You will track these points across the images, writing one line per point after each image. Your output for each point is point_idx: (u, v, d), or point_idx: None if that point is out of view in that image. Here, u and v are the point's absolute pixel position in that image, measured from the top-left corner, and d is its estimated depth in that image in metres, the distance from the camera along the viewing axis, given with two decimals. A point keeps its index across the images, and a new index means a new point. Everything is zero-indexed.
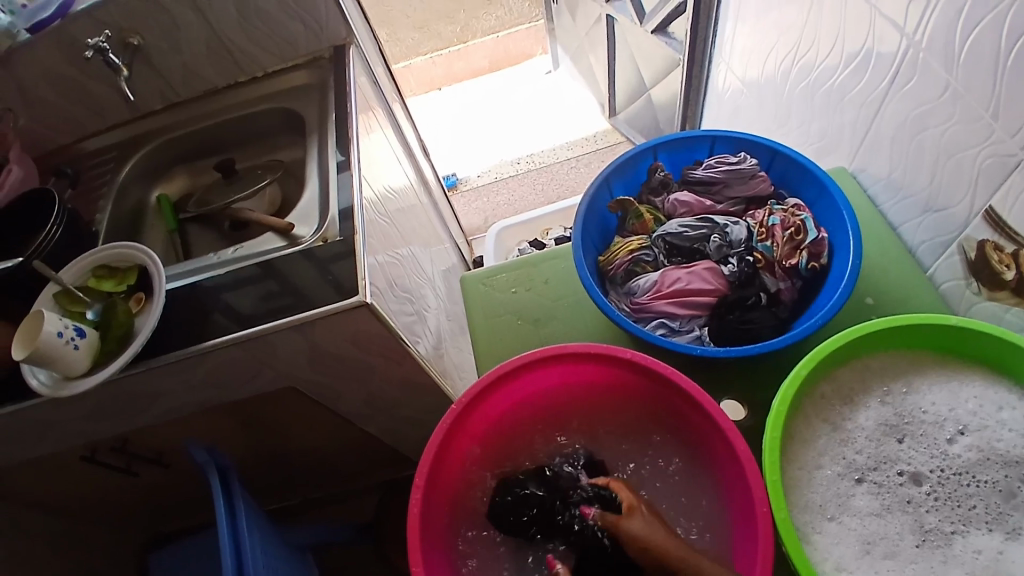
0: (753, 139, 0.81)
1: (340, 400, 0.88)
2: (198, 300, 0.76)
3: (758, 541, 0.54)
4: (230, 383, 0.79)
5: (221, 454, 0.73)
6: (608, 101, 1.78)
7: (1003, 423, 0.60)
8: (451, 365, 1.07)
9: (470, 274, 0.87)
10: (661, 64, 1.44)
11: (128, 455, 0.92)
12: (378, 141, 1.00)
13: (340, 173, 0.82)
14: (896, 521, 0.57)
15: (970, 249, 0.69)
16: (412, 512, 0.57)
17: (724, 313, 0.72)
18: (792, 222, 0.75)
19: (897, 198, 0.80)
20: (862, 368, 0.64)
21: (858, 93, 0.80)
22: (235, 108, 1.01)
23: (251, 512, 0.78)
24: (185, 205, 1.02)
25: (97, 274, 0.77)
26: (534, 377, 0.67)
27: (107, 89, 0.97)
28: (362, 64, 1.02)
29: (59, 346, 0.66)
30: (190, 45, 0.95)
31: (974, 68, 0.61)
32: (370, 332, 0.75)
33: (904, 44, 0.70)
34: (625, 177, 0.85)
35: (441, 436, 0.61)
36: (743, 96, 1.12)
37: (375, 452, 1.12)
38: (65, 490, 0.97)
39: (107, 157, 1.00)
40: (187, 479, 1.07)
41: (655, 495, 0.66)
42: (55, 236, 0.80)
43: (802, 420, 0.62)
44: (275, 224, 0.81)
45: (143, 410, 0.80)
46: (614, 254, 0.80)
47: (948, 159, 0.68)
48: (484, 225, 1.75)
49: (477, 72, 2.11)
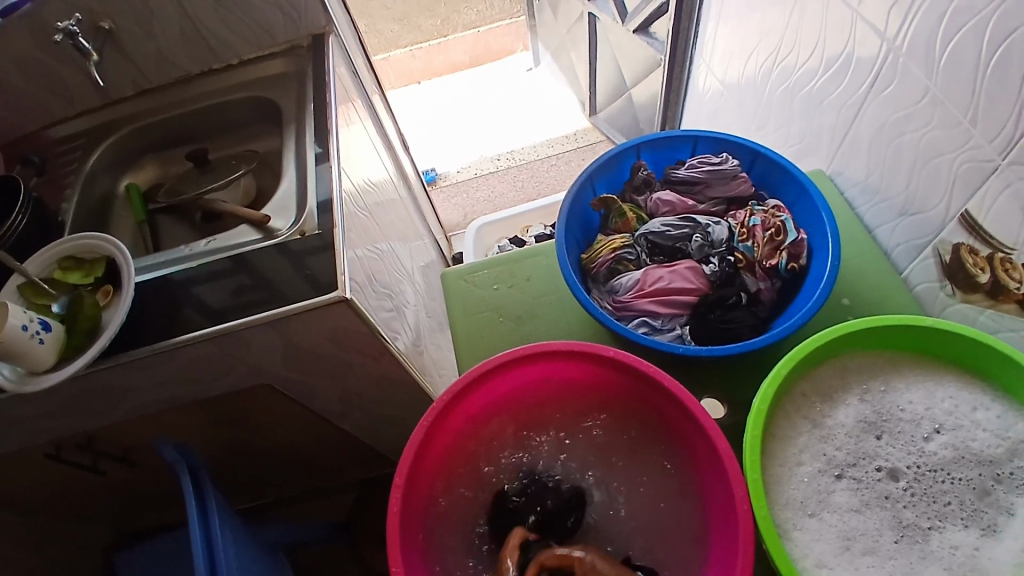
0: (735, 139, 0.81)
1: (316, 397, 0.86)
2: (170, 294, 0.73)
3: (740, 540, 0.54)
4: (203, 379, 0.76)
5: (192, 453, 0.71)
6: (588, 99, 1.78)
7: (977, 422, 0.61)
8: (429, 362, 1.06)
9: (450, 270, 0.86)
10: (643, 63, 1.44)
11: (95, 454, 0.89)
12: (358, 133, 0.98)
13: (318, 165, 0.80)
14: (874, 517, 0.58)
15: (945, 252, 0.70)
16: (391, 511, 0.56)
17: (705, 313, 0.72)
18: (773, 223, 0.75)
19: (873, 201, 0.81)
20: (841, 366, 0.65)
21: (837, 97, 0.81)
22: (208, 96, 0.98)
23: (223, 512, 0.76)
24: (155, 195, 0.99)
25: (63, 265, 0.74)
26: (516, 374, 0.67)
27: (74, 73, 0.93)
28: (342, 54, 1.00)
29: (24, 339, 0.63)
30: (164, 30, 0.92)
31: (954, 74, 0.62)
32: (348, 327, 0.73)
33: (884, 49, 0.71)
34: (608, 175, 0.85)
35: (422, 434, 0.60)
36: (723, 97, 1.13)
37: (350, 450, 1.10)
38: (26, 490, 0.93)
39: (74, 144, 0.96)
40: (156, 478, 1.04)
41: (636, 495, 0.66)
42: (20, 227, 0.77)
43: (783, 417, 0.63)
44: (251, 217, 0.79)
45: (111, 407, 0.77)
46: (596, 252, 0.79)
47: (925, 163, 0.69)
48: (463, 221, 1.73)
49: (456, 67, 2.09)
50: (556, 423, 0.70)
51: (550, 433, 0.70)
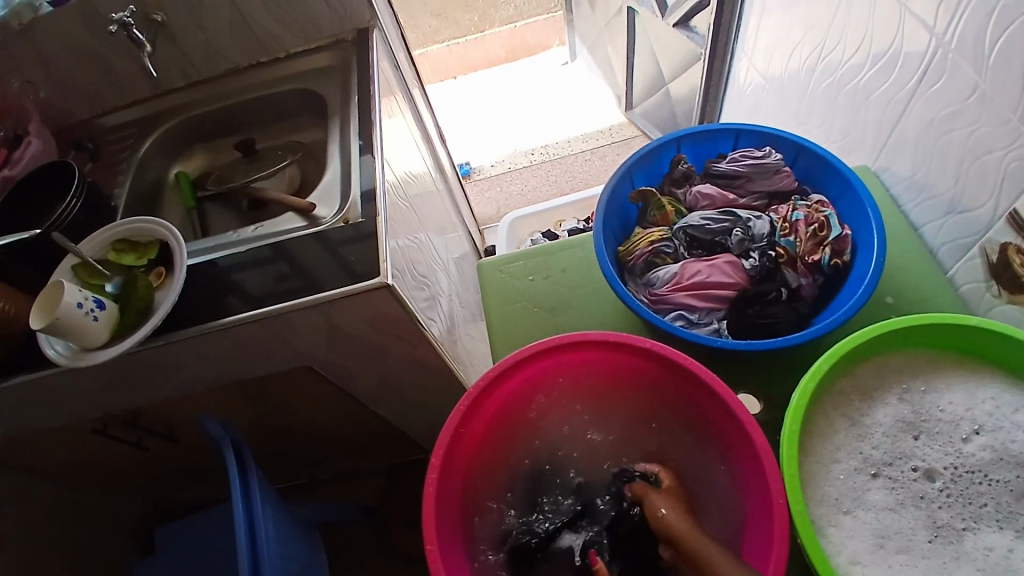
0: (778, 133, 0.80)
1: (353, 382, 0.88)
2: (217, 278, 0.76)
3: (774, 535, 0.53)
4: (246, 361, 0.79)
5: (235, 429, 0.74)
6: (625, 94, 1.77)
7: (1017, 424, 0.59)
8: (462, 351, 1.08)
9: (486, 261, 0.88)
10: (682, 58, 1.43)
11: (140, 430, 0.93)
12: (400, 126, 0.99)
13: (361, 155, 0.82)
14: (909, 516, 0.57)
15: (992, 252, 0.69)
16: (428, 492, 0.58)
17: (743, 307, 0.73)
18: (816, 218, 0.75)
19: (919, 199, 0.79)
20: (880, 365, 0.64)
21: (884, 92, 0.80)
22: (255, 87, 1.00)
23: (263, 488, 0.78)
24: (205, 182, 1.02)
25: (116, 247, 0.77)
26: (552, 362, 0.67)
27: (128, 63, 0.97)
28: (385, 48, 1.01)
29: (78, 317, 0.66)
30: (214, 22, 0.95)
31: (1005, 70, 0.61)
32: (387, 314, 0.75)
33: (933, 45, 0.69)
34: (647, 168, 0.85)
35: (458, 419, 0.61)
36: (765, 91, 1.11)
37: (383, 436, 1.12)
38: (75, 463, 0.97)
39: (127, 132, 1.00)
40: (197, 456, 1.07)
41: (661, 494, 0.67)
42: (74, 209, 0.80)
43: (820, 414, 0.62)
44: (298, 204, 0.81)
45: (159, 384, 0.80)
46: (633, 245, 0.80)
47: (973, 161, 0.68)
48: (496, 215, 1.74)
49: (493, 61, 2.10)
50: (585, 415, 0.72)
51: (581, 420, 0.72)
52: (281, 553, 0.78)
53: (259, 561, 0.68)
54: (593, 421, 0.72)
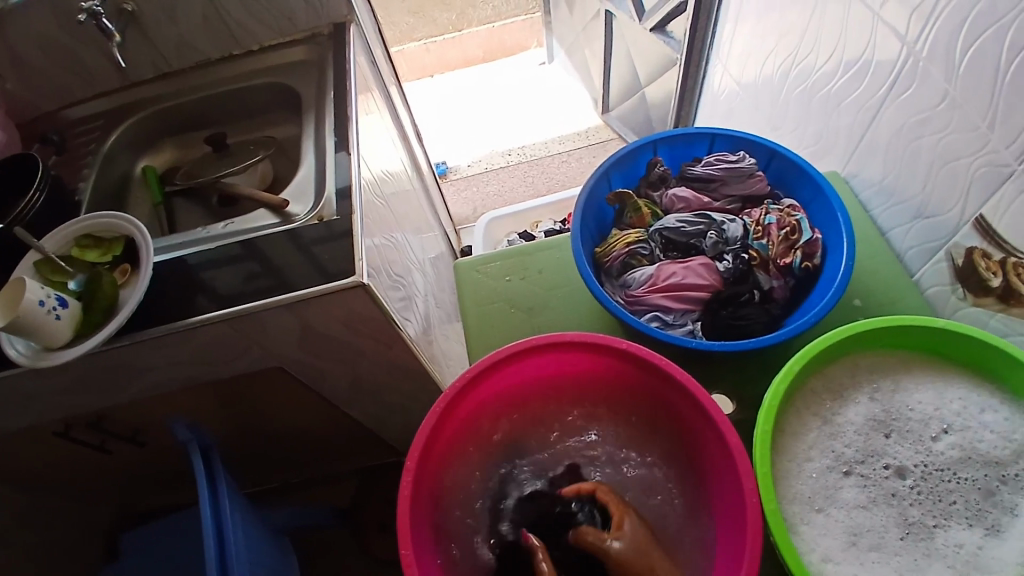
0: (752, 138, 0.82)
1: (325, 383, 0.87)
2: (186, 276, 0.74)
3: (747, 531, 0.54)
4: (216, 361, 0.77)
5: (203, 432, 0.72)
6: (602, 97, 1.78)
7: (984, 424, 0.61)
8: (438, 352, 1.07)
9: (464, 260, 0.87)
10: (658, 62, 1.44)
11: (105, 433, 0.90)
12: (376, 123, 0.98)
13: (337, 152, 0.81)
14: (881, 514, 0.58)
15: (957, 256, 0.71)
16: (403, 495, 0.57)
17: (718, 308, 0.74)
18: (788, 222, 0.76)
19: (887, 204, 0.81)
20: (852, 365, 0.66)
21: (855, 99, 0.82)
22: (227, 81, 0.98)
23: (232, 493, 0.76)
24: (172, 177, 0.99)
25: (80, 243, 0.74)
26: (528, 363, 0.67)
27: (96, 54, 0.94)
28: (362, 44, 1.00)
29: (40, 315, 0.64)
30: (186, 14, 0.93)
31: (974, 79, 0.63)
32: (362, 314, 0.74)
33: (904, 53, 0.71)
34: (624, 170, 0.85)
35: (433, 421, 0.61)
36: (739, 97, 1.13)
37: (356, 438, 1.11)
38: (35, 466, 0.94)
39: (93, 125, 0.97)
40: (163, 460, 1.05)
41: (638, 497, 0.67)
42: (37, 203, 0.78)
43: (793, 413, 0.63)
44: (270, 201, 0.80)
45: (125, 385, 0.78)
46: (610, 247, 0.80)
47: (941, 167, 0.70)
48: (472, 215, 1.74)
49: (470, 60, 2.10)
50: (574, 416, 0.72)
51: (568, 422, 0.72)
52: (251, 558, 0.76)
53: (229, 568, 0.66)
54: (579, 423, 0.71)
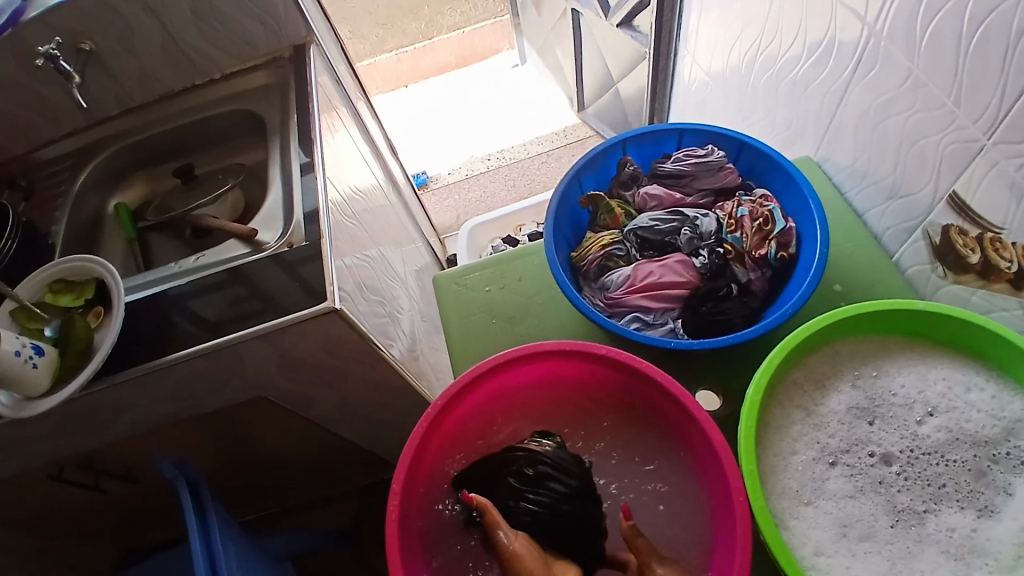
0: (720, 131, 0.81)
1: (313, 408, 0.87)
2: (160, 313, 0.73)
3: (737, 533, 0.54)
4: (198, 396, 0.77)
5: (189, 467, 0.72)
6: (577, 95, 1.77)
7: (971, 403, 0.61)
8: (426, 366, 1.06)
9: (443, 273, 0.86)
10: (628, 57, 1.44)
11: (97, 474, 0.89)
12: (343, 141, 0.98)
13: (303, 175, 0.80)
14: (870, 502, 0.58)
15: (934, 234, 0.70)
16: (390, 518, 0.57)
17: (697, 305, 0.72)
18: (760, 213, 0.75)
19: (861, 185, 0.81)
20: (832, 353, 0.65)
21: (821, 82, 0.81)
22: (193, 111, 0.98)
23: (225, 526, 0.76)
24: (144, 212, 0.99)
25: (53, 289, 0.74)
26: (510, 374, 0.66)
27: (58, 96, 0.93)
28: (324, 63, 1.00)
29: (17, 364, 0.63)
30: (144, 48, 0.92)
31: (936, 55, 0.62)
32: (340, 337, 0.73)
33: (865, 33, 0.71)
34: (595, 172, 0.85)
35: (417, 441, 0.60)
36: (709, 87, 1.13)
37: (351, 457, 1.10)
38: (30, 512, 0.93)
39: (62, 165, 0.96)
40: (159, 494, 1.04)
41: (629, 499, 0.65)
42: (12, 249, 0.78)
43: (776, 406, 0.63)
44: (238, 231, 0.79)
45: (110, 426, 0.78)
46: (586, 250, 0.79)
47: (911, 146, 0.69)
48: (456, 223, 1.73)
49: (443, 68, 2.09)
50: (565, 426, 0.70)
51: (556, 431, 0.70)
52: None
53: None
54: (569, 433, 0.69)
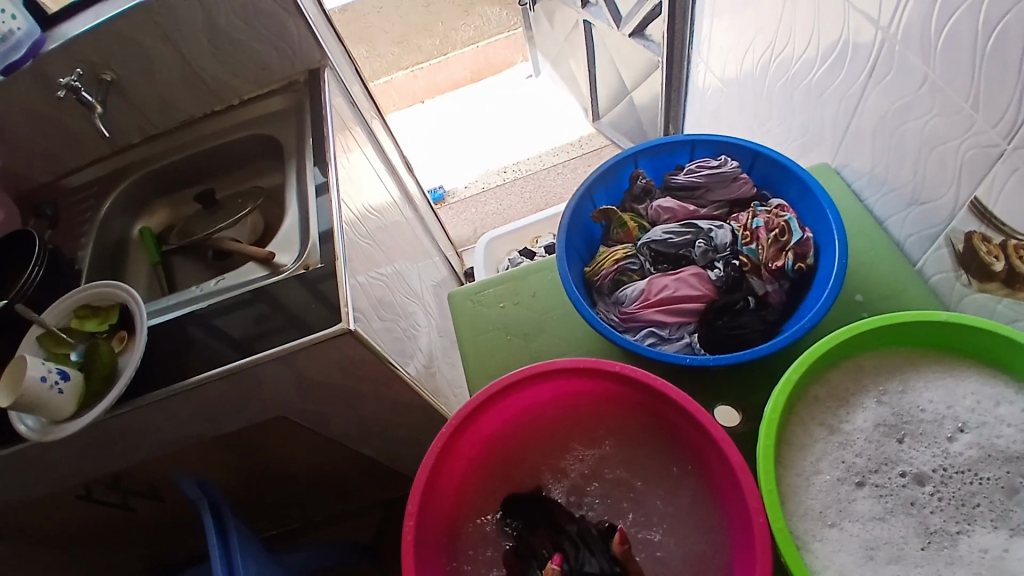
0: (733, 141, 0.80)
1: (332, 426, 0.88)
2: (181, 336, 0.75)
3: (757, 554, 0.53)
4: (219, 416, 0.78)
5: (212, 487, 0.73)
6: (591, 105, 1.77)
7: (1001, 418, 0.59)
8: (443, 382, 1.06)
9: (458, 290, 0.87)
10: (641, 66, 1.43)
11: (124, 493, 0.91)
12: (358, 161, 0.99)
13: (318, 196, 0.82)
14: (899, 524, 0.56)
15: (957, 242, 0.68)
16: (406, 540, 0.57)
17: (713, 319, 0.72)
18: (776, 224, 0.74)
19: (881, 192, 0.79)
20: (856, 369, 0.64)
21: (837, 88, 0.80)
22: (212, 136, 1.00)
23: (247, 545, 0.77)
24: (167, 237, 1.01)
25: (78, 314, 0.76)
26: (525, 393, 0.66)
27: (84, 124, 0.97)
28: (338, 85, 1.02)
29: (43, 391, 0.65)
30: (164, 77, 0.95)
31: (951, 59, 0.61)
32: (355, 357, 0.74)
33: (880, 37, 0.69)
34: (607, 186, 0.84)
35: (432, 461, 0.60)
36: (723, 94, 1.12)
37: (372, 473, 1.11)
38: (62, 531, 0.96)
39: (88, 192, 0.99)
40: (184, 511, 1.05)
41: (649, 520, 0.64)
42: (37, 278, 0.80)
43: (798, 424, 0.62)
44: (257, 254, 0.81)
45: (135, 447, 0.79)
46: (599, 265, 0.79)
47: (930, 152, 0.68)
48: (473, 236, 1.74)
49: (458, 82, 2.11)
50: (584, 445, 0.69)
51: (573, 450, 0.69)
52: None
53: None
54: (587, 452, 0.69)
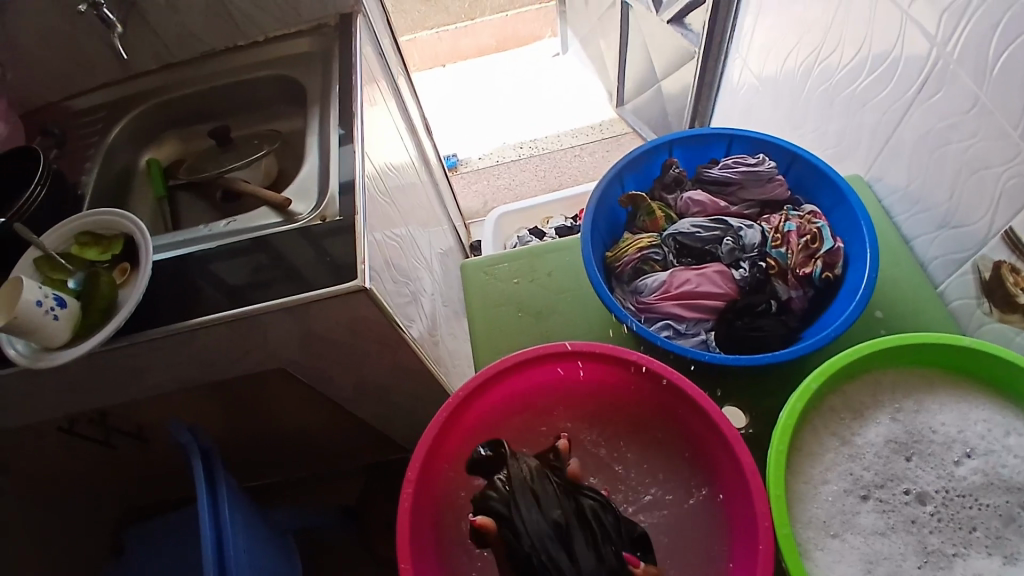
0: (773, 140, 0.79)
1: (330, 384, 0.86)
2: (186, 275, 0.72)
3: (759, 557, 0.52)
4: (217, 362, 0.76)
5: (203, 433, 0.71)
6: (617, 89, 1.74)
7: (1009, 448, 0.59)
8: (444, 352, 1.05)
9: (470, 261, 0.85)
10: (676, 54, 1.40)
11: (109, 430, 0.89)
12: (382, 115, 0.96)
13: (341, 146, 0.79)
14: (899, 541, 0.56)
15: (985, 268, 0.67)
16: (402, 507, 0.55)
17: (732, 318, 0.70)
18: (808, 230, 0.73)
19: (912, 211, 0.78)
20: (872, 383, 0.63)
21: (881, 100, 0.78)
22: (232, 72, 0.96)
23: (233, 496, 0.75)
24: (174, 170, 0.97)
25: (79, 241, 0.73)
26: (535, 372, 0.65)
27: (100, 46, 0.93)
28: (369, 34, 0.98)
29: (37, 315, 0.62)
30: (188, 4, 0.91)
31: (1006, 85, 0.59)
32: (364, 317, 0.72)
33: (933, 54, 0.68)
34: (638, 171, 0.83)
35: (435, 430, 0.59)
36: (758, 93, 1.10)
37: (360, 435, 1.09)
38: (41, 463, 0.93)
39: (97, 117, 0.95)
40: (167, 455, 1.03)
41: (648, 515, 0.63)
42: (40, 198, 0.76)
43: (809, 432, 0.61)
44: (270, 198, 0.78)
45: (126, 385, 0.77)
46: (622, 251, 0.77)
47: (969, 175, 0.66)
48: (482, 209, 1.71)
49: (482, 50, 2.06)
50: (597, 436, 0.68)
51: (581, 435, 0.68)
52: (251, 561, 0.76)
53: (224, 554, 0.67)
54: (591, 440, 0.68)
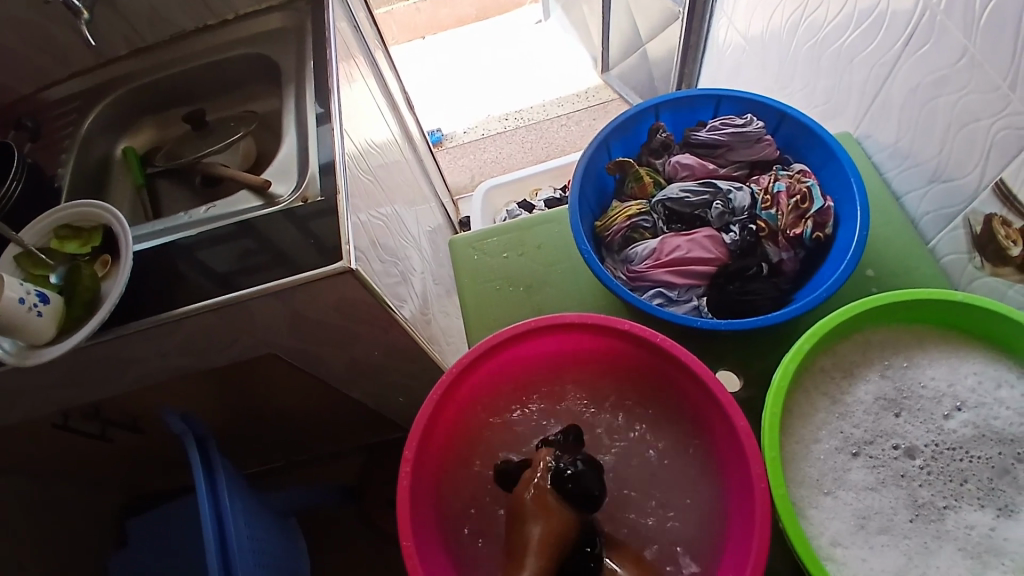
0: (761, 99, 0.77)
1: (322, 367, 0.85)
2: (170, 265, 0.71)
3: (755, 523, 0.52)
4: (207, 350, 0.75)
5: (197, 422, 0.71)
6: (601, 55, 1.71)
7: (1000, 400, 0.59)
8: (437, 330, 1.04)
9: (460, 236, 0.83)
10: (661, 16, 1.37)
11: (105, 422, 0.89)
12: (360, 91, 0.93)
13: (319, 125, 0.77)
14: (890, 495, 0.56)
15: (976, 223, 0.67)
16: (401, 486, 0.55)
17: (724, 283, 0.70)
18: (798, 189, 0.72)
19: (902, 167, 0.77)
20: (863, 342, 0.63)
21: (868, 55, 0.76)
22: (204, 53, 0.94)
23: (231, 481, 0.75)
24: (153, 157, 0.95)
25: (59, 234, 0.71)
26: (528, 345, 0.64)
27: (68, 32, 0.91)
28: (343, 7, 0.95)
29: (20, 313, 0.61)
30: None
31: (994, 34, 0.58)
32: (353, 299, 0.71)
33: (920, 5, 0.66)
34: (625, 137, 0.81)
35: (430, 409, 0.58)
36: (745, 52, 1.07)
37: (357, 416, 1.09)
38: (39, 459, 0.93)
39: (67, 106, 0.92)
40: (166, 444, 1.03)
41: (646, 483, 0.64)
42: (15, 193, 0.75)
43: (801, 394, 0.61)
44: (250, 181, 0.76)
45: (117, 378, 0.76)
46: (611, 220, 0.76)
47: (959, 129, 0.65)
48: (470, 184, 1.69)
49: (463, 19, 2.02)
50: (592, 405, 0.67)
51: (575, 405, 0.68)
52: (253, 546, 0.76)
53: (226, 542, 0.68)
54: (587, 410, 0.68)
